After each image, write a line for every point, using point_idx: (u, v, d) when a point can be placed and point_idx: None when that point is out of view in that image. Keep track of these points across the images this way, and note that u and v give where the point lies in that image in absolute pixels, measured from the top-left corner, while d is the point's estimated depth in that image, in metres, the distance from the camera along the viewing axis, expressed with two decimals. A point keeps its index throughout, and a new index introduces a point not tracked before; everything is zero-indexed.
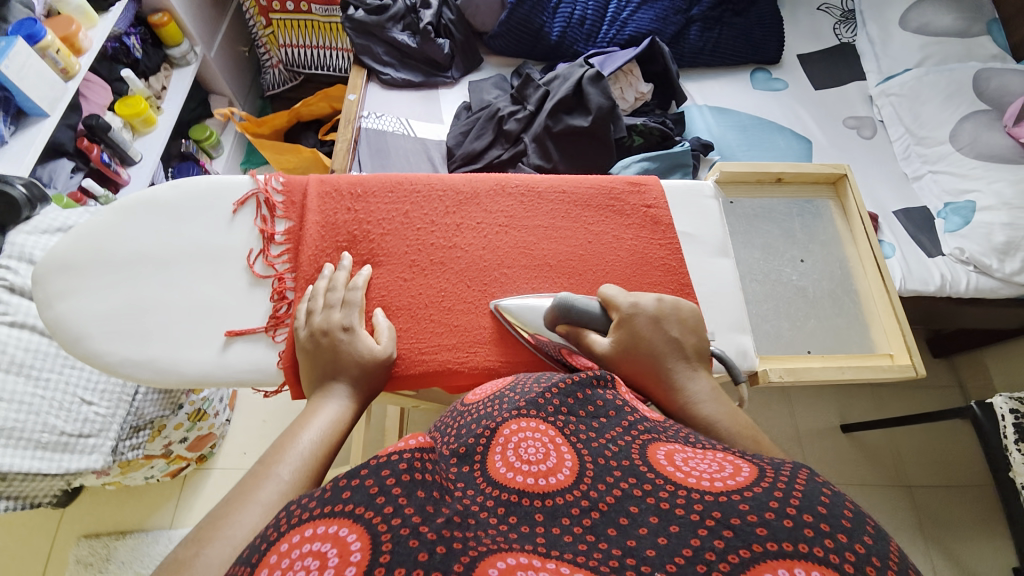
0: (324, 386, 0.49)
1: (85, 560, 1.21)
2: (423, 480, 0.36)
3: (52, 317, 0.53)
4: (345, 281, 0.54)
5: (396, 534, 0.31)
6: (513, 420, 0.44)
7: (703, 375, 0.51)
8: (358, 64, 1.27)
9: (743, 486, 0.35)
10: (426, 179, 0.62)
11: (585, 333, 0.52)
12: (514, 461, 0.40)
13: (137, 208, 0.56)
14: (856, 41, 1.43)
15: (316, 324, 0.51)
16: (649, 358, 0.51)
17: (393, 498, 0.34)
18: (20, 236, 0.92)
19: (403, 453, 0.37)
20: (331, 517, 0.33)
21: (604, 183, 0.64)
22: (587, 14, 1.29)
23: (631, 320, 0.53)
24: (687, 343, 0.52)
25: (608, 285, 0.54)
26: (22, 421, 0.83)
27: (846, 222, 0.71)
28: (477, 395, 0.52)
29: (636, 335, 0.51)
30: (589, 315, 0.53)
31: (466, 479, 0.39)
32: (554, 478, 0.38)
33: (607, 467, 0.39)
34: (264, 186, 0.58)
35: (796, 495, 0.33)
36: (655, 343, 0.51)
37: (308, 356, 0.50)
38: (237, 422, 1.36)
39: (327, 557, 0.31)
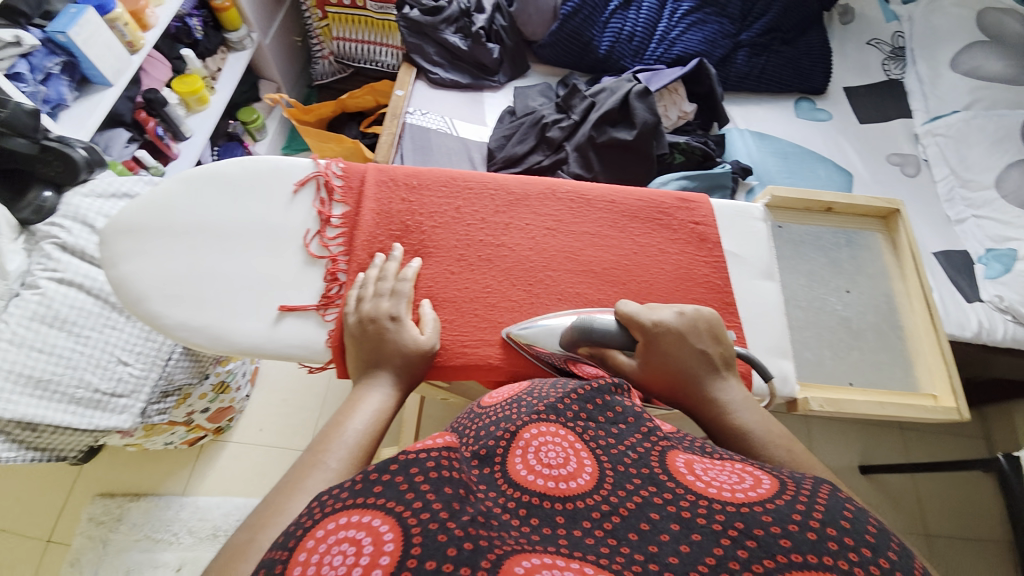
0: (370, 374, 0.50)
1: (98, 518, 1.24)
2: (451, 477, 0.37)
3: (116, 277, 0.55)
4: (396, 271, 0.55)
5: (424, 527, 0.32)
6: (534, 424, 0.45)
7: (734, 382, 0.52)
8: (409, 62, 1.31)
9: (764, 499, 0.36)
10: (479, 177, 0.62)
11: (611, 353, 0.52)
12: (535, 465, 0.42)
13: (204, 182, 0.59)
14: (904, 78, 1.42)
15: (365, 310, 0.53)
16: (680, 375, 0.51)
17: (422, 494, 0.34)
18: (77, 197, 0.94)
19: (430, 451, 0.38)
20: (364, 509, 0.34)
21: (654, 196, 0.63)
22: (636, 31, 1.30)
23: (656, 336, 0.52)
24: (716, 356, 0.52)
25: (628, 303, 0.53)
26: (59, 374, 0.86)
27: (895, 256, 0.71)
28: (494, 399, 0.52)
29: (663, 353, 0.51)
30: (612, 335, 0.52)
31: (488, 481, 0.40)
32: (575, 483, 0.40)
33: (628, 474, 0.40)
34: (326, 169, 0.60)
35: (819, 509, 0.34)
36: (684, 358, 0.51)
37: (354, 341, 0.52)
38: (256, 398, 1.38)
39: (363, 543, 0.32)
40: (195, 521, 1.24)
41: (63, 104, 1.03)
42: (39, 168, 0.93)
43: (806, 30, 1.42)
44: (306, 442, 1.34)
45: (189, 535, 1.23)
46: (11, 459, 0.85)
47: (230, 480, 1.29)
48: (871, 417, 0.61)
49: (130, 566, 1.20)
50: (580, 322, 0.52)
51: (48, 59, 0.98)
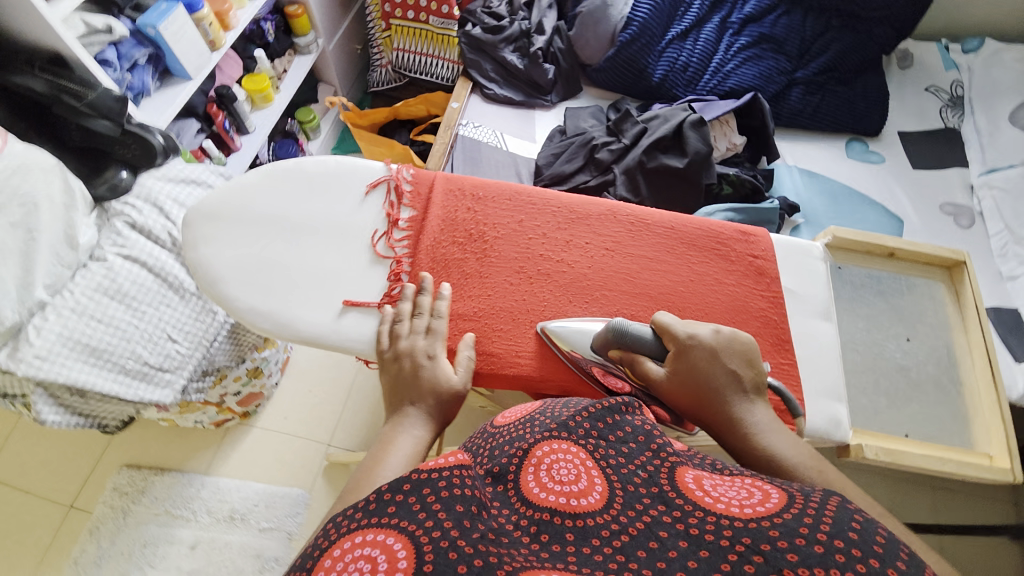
0: (401, 412, 0.50)
1: (122, 488, 1.28)
2: (462, 494, 0.38)
3: (195, 258, 0.58)
4: (430, 306, 0.56)
5: (436, 544, 0.34)
6: (546, 441, 0.44)
7: (764, 404, 0.50)
8: (466, 76, 1.36)
9: (772, 513, 0.35)
10: (542, 194, 0.64)
11: (640, 359, 0.53)
12: (547, 482, 0.41)
13: (281, 177, 0.62)
14: (962, 127, 1.39)
15: (402, 347, 0.54)
16: (707, 389, 0.50)
17: (434, 513, 0.36)
18: (151, 179, 1.00)
19: (442, 471, 0.40)
20: (378, 527, 0.36)
21: (714, 226, 0.63)
22: (691, 62, 1.31)
23: (688, 349, 0.52)
24: (746, 377, 0.51)
25: (665, 314, 0.54)
26: (114, 344, 0.89)
27: (957, 308, 0.69)
28: (507, 418, 0.52)
29: (691, 367, 0.51)
30: (644, 342, 0.53)
31: (502, 499, 0.40)
32: (585, 500, 0.39)
33: (637, 495, 0.39)
34: (397, 174, 0.63)
35: (826, 521, 0.33)
36: (712, 374, 0.50)
37: (390, 379, 0.53)
38: (284, 386, 1.41)
39: (378, 561, 0.33)
40: (215, 501, 1.27)
41: (145, 92, 1.09)
42: (117, 150, 0.98)
43: (863, 72, 1.40)
44: (327, 435, 1.35)
45: (207, 515, 1.25)
46: (58, 424, 0.87)
47: (251, 465, 1.32)
48: (929, 471, 0.59)
49: (146, 540, 1.23)
50: (617, 323, 0.53)
51: (137, 50, 1.05)
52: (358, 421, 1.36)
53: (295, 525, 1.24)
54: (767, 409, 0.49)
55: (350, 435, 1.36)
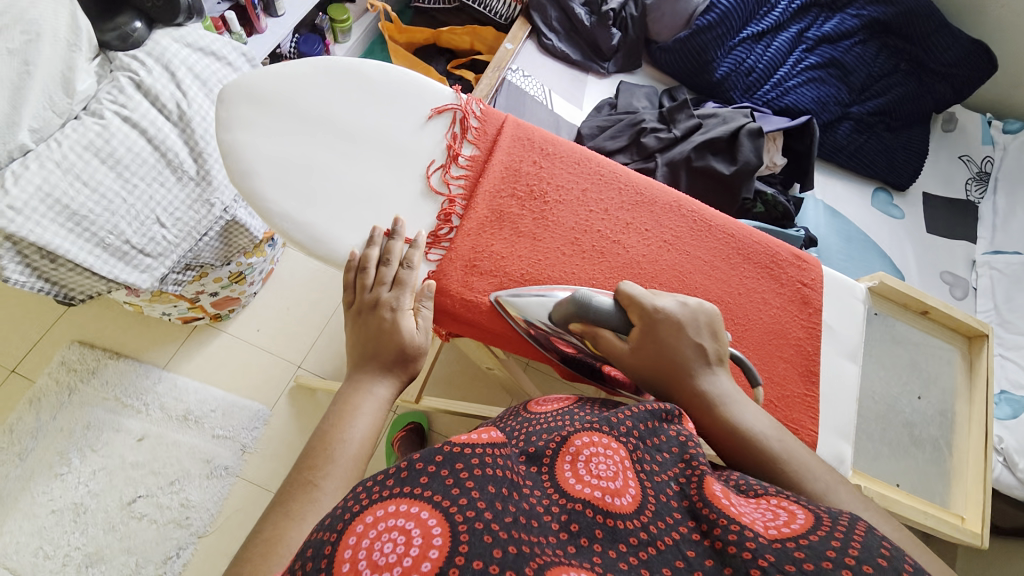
0: (361, 372, 0.49)
1: (70, 364, 1.21)
2: (495, 475, 0.37)
3: (230, 142, 0.53)
4: (402, 255, 0.52)
5: (472, 526, 0.33)
6: (585, 432, 0.43)
7: (726, 373, 0.50)
8: (526, 18, 1.28)
9: (797, 534, 0.35)
10: (613, 167, 0.60)
11: (602, 333, 0.50)
12: (584, 475, 0.40)
13: (338, 76, 0.56)
14: (982, 204, 1.42)
15: (368, 297, 0.51)
16: (671, 364, 0.49)
17: (468, 491, 0.35)
18: (166, 39, 0.88)
19: (475, 448, 0.39)
20: (411, 499, 0.34)
21: (772, 245, 0.62)
22: (756, 67, 1.25)
23: (653, 321, 0.50)
24: (711, 350, 0.50)
25: (631, 284, 0.51)
26: (98, 213, 0.81)
27: (968, 379, 0.72)
28: (541, 407, 0.51)
29: (657, 342, 0.50)
30: (606, 315, 0.50)
31: (535, 480, 0.40)
32: (618, 500, 0.38)
33: (670, 506, 0.38)
34: (466, 106, 0.57)
35: (855, 547, 0.33)
36: (677, 348, 0.49)
37: (355, 328, 0.51)
38: (262, 297, 1.33)
39: (412, 534, 0.33)
40: (170, 398, 1.22)
41: None
42: None
43: (913, 124, 1.39)
44: (298, 355, 1.30)
45: (160, 410, 1.21)
46: (22, 285, 0.79)
47: (214, 368, 1.26)
48: (912, 523, 0.64)
49: (90, 422, 1.18)
50: (579, 295, 0.50)
51: None
52: (334, 349, 1.31)
53: (250, 438, 1.21)
54: (731, 381, 0.49)
55: (322, 360, 1.31)
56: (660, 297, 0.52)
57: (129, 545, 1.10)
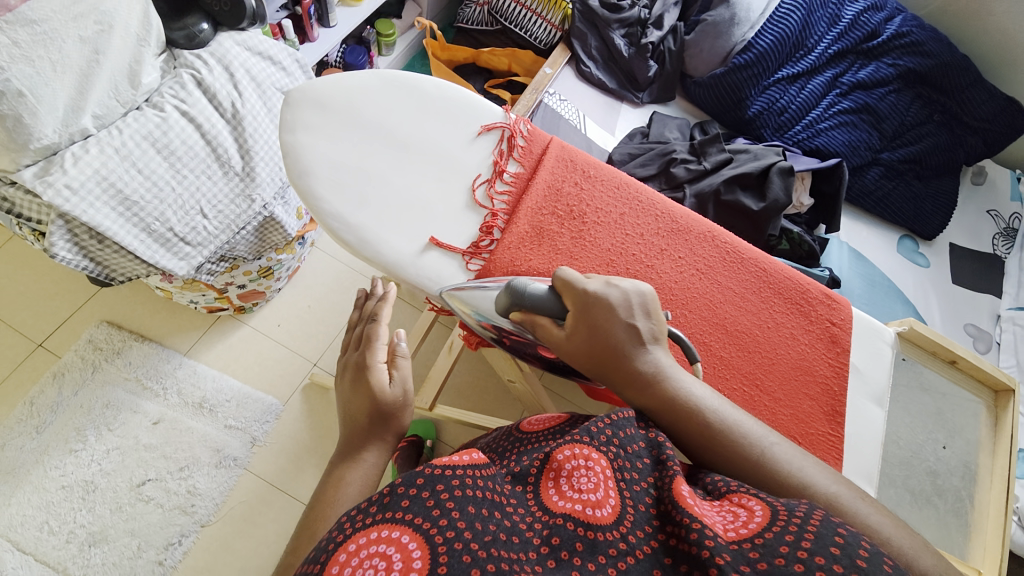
0: (349, 439, 0.51)
1: (97, 343, 1.24)
2: (474, 496, 0.38)
3: (291, 142, 0.56)
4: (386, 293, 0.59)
5: (450, 547, 0.34)
6: (567, 446, 0.42)
7: (664, 349, 0.49)
8: (566, 45, 1.32)
9: (754, 534, 0.36)
10: (650, 193, 0.62)
11: (538, 321, 0.50)
12: (566, 490, 0.40)
13: (398, 89, 0.59)
14: (1008, 259, 1.41)
15: (351, 359, 0.57)
16: (606, 347, 0.48)
17: (446, 511, 0.36)
18: (229, 41, 0.93)
19: (455, 468, 0.40)
20: (391, 524, 0.36)
21: (804, 282, 0.62)
22: (789, 107, 1.27)
23: (584, 304, 0.49)
24: (646, 327, 0.48)
25: (563, 268, 0.50)
26: (148, 200, 0.84)
27: (992, 432, 0.71)
28: (535, 424, 0.51)
29: (589, 324, 0.48)
30: (541, 302, 0.49)
31: (519, 498, 0.40)
32: (599, 512, 0.38)
33: (648, 516, 0.39)
34: (514, 125, 0.60)
35: (808, 538, 0.34)
36: (610, 329, 0.48)
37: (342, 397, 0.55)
38: (286, 293, 1.36)
39: (392, 560, 0.34)
40: (188, 384, 1.24)
41: None
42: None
43: (942, 174, 1.39)
44: (315, 354, 1.32)
45: (177, 396, 1.23)
46: (68, 262, 0.83)
47: (232, 359, 1.29)
48: None
49: (110, 401, 1.20)
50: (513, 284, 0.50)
51: None
52: None
53: (261, 432, 1.22)
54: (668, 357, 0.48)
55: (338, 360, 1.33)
56: (594, 279, 0.50)
57: (133, 528, 1.11)
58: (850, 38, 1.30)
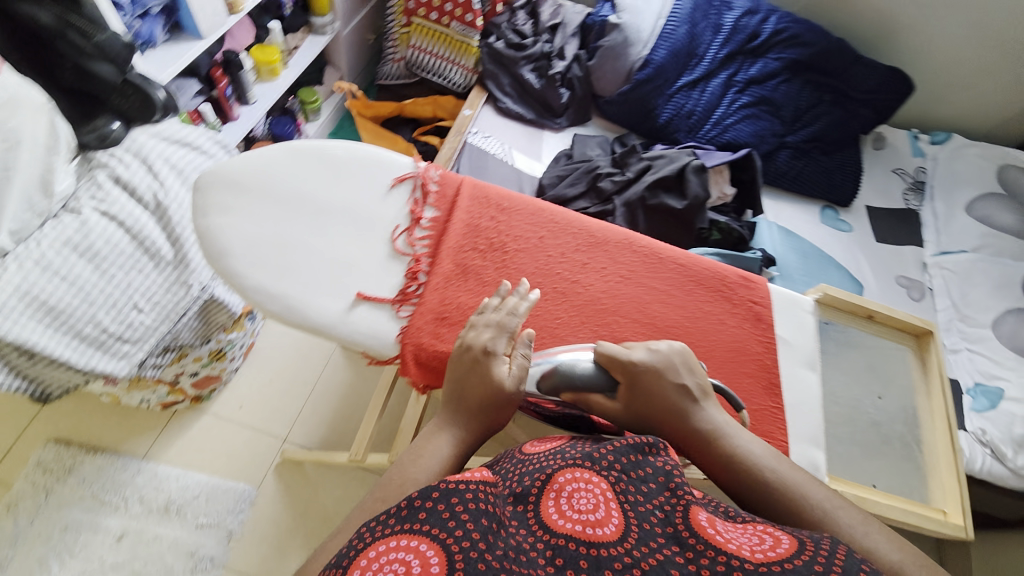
0: (447, 410, 0.51)
1: (46, 465, 1.16)
2: (485, 511, 0.40)
3: (205, 227, 0.57)
4: (508, 302, 0.55)
5: (465, 554, 0.37)
6: (569, 469, 0.45)
7: (714, 405, 0.54)
8: (481, 86, 1.39)
9: (782, 559, 0.38)
10: (565, 214, 0.65)
11: (591, 398, 0.54)
12: (566, 510, 0.42)
13: (305, 157, 0.61)
14: (922, 210, 1.51)
15: (468, 338, 0.53)
16: (661, 412, 0.53)
17: (463, 523, 0.39)
18: (144, 136, 0.94)
19: (467, 484, 0.42)
20: (409, 534, 0.38)
21: (720, 269, 0.66)
22: (696, 110, 1.37)
23: (635, 376, 0.54)
24: (694, 387, 0.54)
25: (606, 345, 0.55)
26: (76, 306, 0.83)
27: (923, 375, 0.76)
28: (535, 447, 0.53)
29: (643, 393, 0.53)
30: (592, 379, 0.54)
31: (521, 518, 0.42)
32: (600, 530, 0.40)
33: (653, 533, 0.41)
34: (424, 173, 0.62)
35: (836, 568, 0.37)
36: (664, 394, 0.53)
37: (451, 367, 0.53)
38: (244, 373, 1.33)
39: (411, 564, 0.36)
40: (149, 490, 1.18)
41: (151, 43, 1.04)
42: (114, 99, 0.93)
43: (845, 146, 1.52)
44: (283, 428, 1.28)
45: (140, 503, 1.16)
46: None
47: (196, 452, 1.23)
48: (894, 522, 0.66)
49: (68, 524, 1.12)
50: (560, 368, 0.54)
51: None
52: (320, 418, 1.30)
53: (236, 523, 1.16)
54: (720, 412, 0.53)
55: (308, 430, 1.29)
56: (637, 349, 0.56)
57: None
58: (735, 41, 1.42)
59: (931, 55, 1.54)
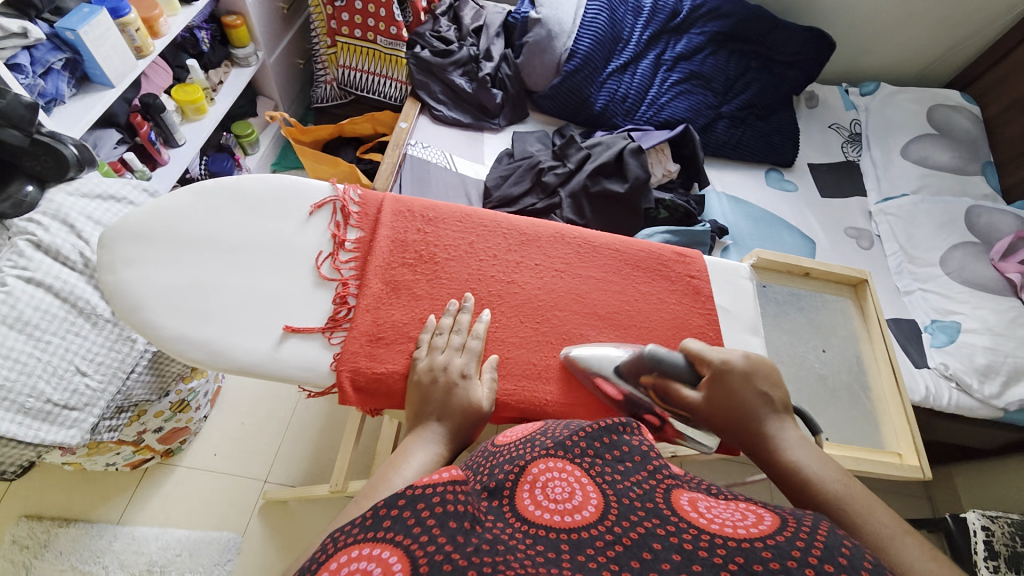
0: (423, 424, 0.50)
1: (20, 542, 1.11)
2: (456, 510, 0.37)
3: (115, 283, 0.56)
4: (468, 326, 0.58)
5: (429, 557, 0.33)
6: (542, 459, 0.45)
7: (793, 423, 0.55)
8: (414, 97, 1.38)
9: (766, 535, 0.36)
10: (493, 217, 0.66)
11: (673, 386, 0.56)
12: (542, 500, 0.41)
13: (215, 196, 0.60)
14: (861, 160, 1.56)
15: (437, 360, 0.55)
16: (739, 408, 0.54)
17: (429, 528, 0.35)
18: (60, 195, 0.91)
19: (435, 485, 0.39)
20: (373, 541, 0.34)
21: (654, 249, 0.69)
22: (629, 94, 1.40)
23: (722, 372, 0.55)
24: (776, 399, 0.56)
25: (697, 340, 0.58)
26: (14, 379, 0.79)
27: (863, 321, 0.82)
28: (509, 437, 0.52)
29: (727, 388, 0.55)
30: (678, 369, 0.56)
31: (497, 513, 0.40)
32: (580, 514, 0.39)
33: (633, 506, 0.39)
34: (343, 196, 0.62)
35: (819, 547, 0.34)
36: (745, 394, 0.55)
37: (417, 388, 0.53)
38: (214, 419, 1.29)
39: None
40: (128, 553, 1.13)
41: (59, 99, 1.00)
42: (26, 161, 0.89)
43: (779, 109, 1.55)
44: (263, 470, 1.25)
45: (121, 569, 1.12)
46: None
47: (174, 509, 1.19)
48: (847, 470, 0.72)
49: None
50: (653, 349, 0.56)
51: (52, 55, 0.96)
52: (299, 454, 1.27)
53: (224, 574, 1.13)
54: (797, 430, 0.54)
55: (288, 468, 1.26)
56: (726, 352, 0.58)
57: None
58: (657, 22, 1.45)
59: (848, 12, 1.57)
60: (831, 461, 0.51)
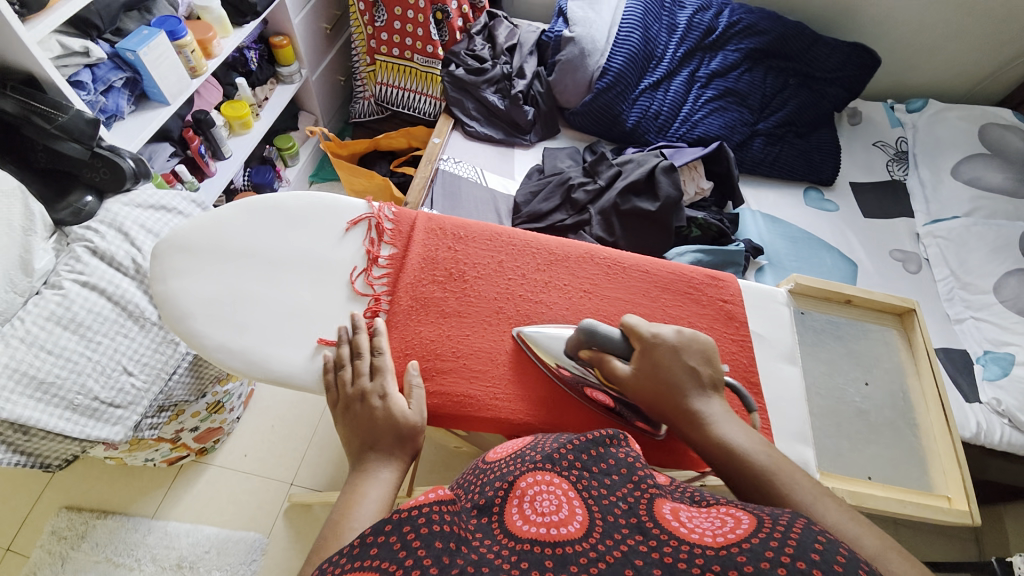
0: (365, 461, 0.50)
1: (60, 533, 1.17)
2: (442, 530, 0.37)
3: (164, 292, 0.59)
4: (369, 346, 0.57)
5: None
6: (529, 473, 0.44)
7: (720, 398, 0.55)
8: (448, 113, 1.42)
9: (741, 539, 0.35)
10: (523, 236, 0.67)
11: (608, 359, 0.56)
12: (529, 515, 0.40)
13: (258, 211, 0.63)
14: (908, 180, 1.49)
15: (356, 388, 0.55)
16: (665, 388, 0.54)
17: (414, 551, 0.35)
18: (117, 205, 0.96)
19: (422, 506, 0.39)
20: (361, 569, 0.34)
21: (686, 271, 0.68)
22: (662, 110, 1.39)
23: (653, 347, 0.56)
24: (704, 373, 0.55)
25: (633, 315, 0.58)
26: (64, 377, 0.84)
27: (911, 353, 0.78)
28: (499, 453, 0.52)
29: (655, 364, 0.55)
30: (614, 341, 0.57)
31: (484, 531, 0.39)
32: (565, 529, 0.38)
33: (618, 524, 0.38)
34: (378, 213, 0.64)
35: (790, 544, 0.34)
36: (676, 370, 0.55)
37: (346, 422, 0.53)
38: (246, 421, 1.34)
39: None
40: (161, 548, 1.17)
41: (118, 115, 1.08)
42: (86, 173, 0.96)
43: (819, 126, 1.51)
44: (289, 473, 1.28)
45: (152, 563, 1.16)
46: None
47: (204, 506, 1.23)
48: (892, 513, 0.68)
49: None
50: (589, 324, 0.57)
51: (113, 74, 1.04)
52: (326, 459, 1.30)
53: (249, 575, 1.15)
54: (720, 403, 0.54)
55: (314, 472, 1.29)
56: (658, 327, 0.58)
57: None
58: (691, 39, 1.44)
59: (892, 27, 1.52)
60: (752, 432, 0.52)
